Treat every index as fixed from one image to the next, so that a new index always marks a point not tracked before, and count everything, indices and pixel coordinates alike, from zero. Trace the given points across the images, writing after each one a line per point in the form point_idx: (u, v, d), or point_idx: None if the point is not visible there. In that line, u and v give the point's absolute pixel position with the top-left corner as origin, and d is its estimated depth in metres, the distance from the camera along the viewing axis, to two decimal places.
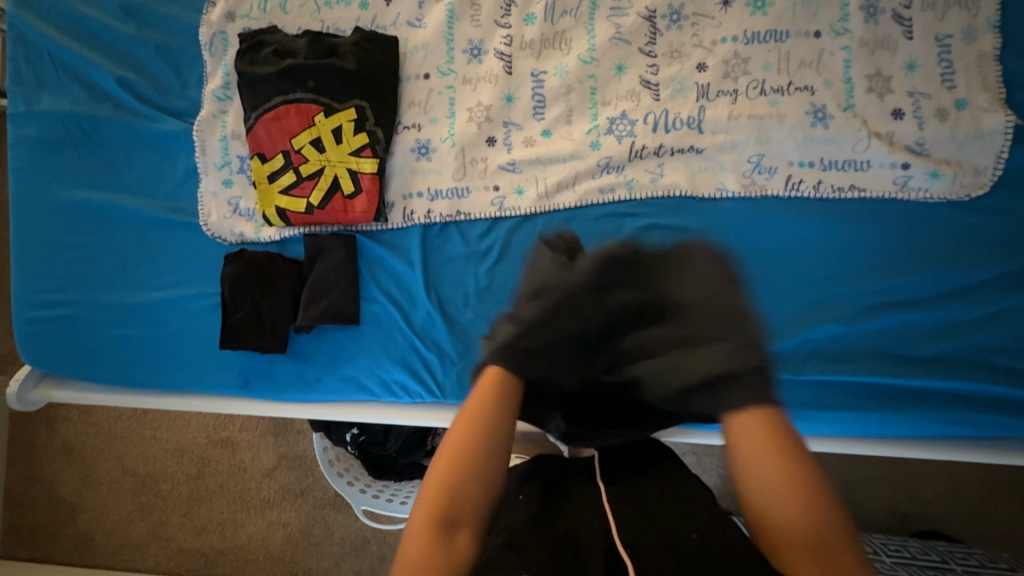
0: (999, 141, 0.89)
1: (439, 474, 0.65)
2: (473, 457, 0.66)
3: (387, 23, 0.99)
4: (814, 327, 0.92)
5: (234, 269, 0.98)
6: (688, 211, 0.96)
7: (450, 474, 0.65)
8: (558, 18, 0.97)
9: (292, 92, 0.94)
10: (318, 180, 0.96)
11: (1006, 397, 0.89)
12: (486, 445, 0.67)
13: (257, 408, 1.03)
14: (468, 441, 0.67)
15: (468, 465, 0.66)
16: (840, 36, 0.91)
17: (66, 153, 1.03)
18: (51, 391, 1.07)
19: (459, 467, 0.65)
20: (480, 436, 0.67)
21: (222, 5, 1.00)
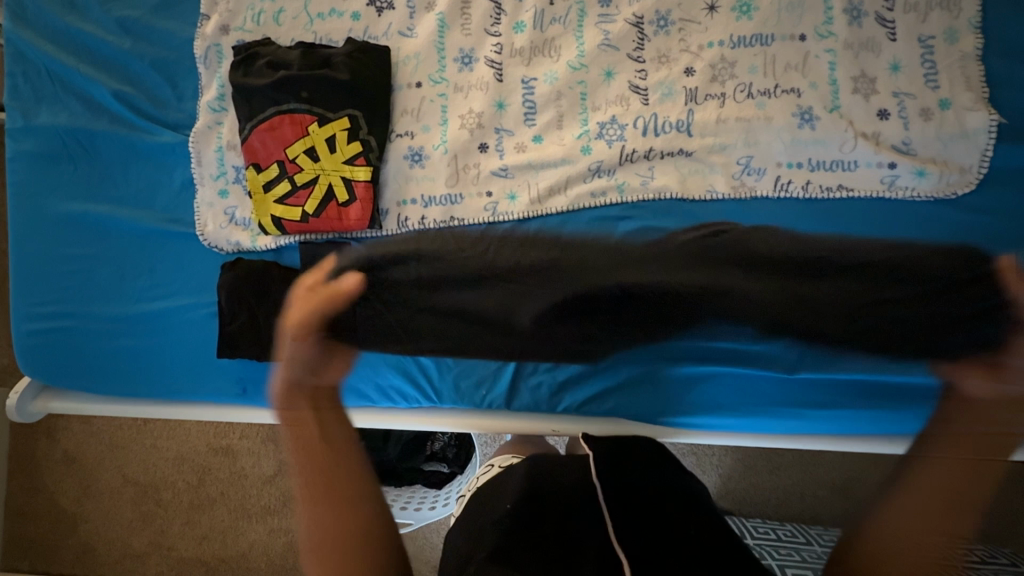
0: (984, 139, 0.90)
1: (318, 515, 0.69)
2: (323, 469, 0.71)
3: (379, 33, 1.01)
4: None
5: (231, 278, 0.99)
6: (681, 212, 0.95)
7: (322, 509, 0.70)
8: (547, 25, 0.98)
9: (286, 102, 0.95)
10: (313, 189, 0.97)
11: None
12: (321, 433, 0.73)
13: (255, 416, 1.04)
14: (311, 453, 0.72)
15: (331, 492, 0.70)
16: (825, 39, 0.93)
17: (63, 167, 1.04)
18: (51, 402, 1.07)
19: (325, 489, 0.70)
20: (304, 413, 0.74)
21: (216, 18, 1.01)
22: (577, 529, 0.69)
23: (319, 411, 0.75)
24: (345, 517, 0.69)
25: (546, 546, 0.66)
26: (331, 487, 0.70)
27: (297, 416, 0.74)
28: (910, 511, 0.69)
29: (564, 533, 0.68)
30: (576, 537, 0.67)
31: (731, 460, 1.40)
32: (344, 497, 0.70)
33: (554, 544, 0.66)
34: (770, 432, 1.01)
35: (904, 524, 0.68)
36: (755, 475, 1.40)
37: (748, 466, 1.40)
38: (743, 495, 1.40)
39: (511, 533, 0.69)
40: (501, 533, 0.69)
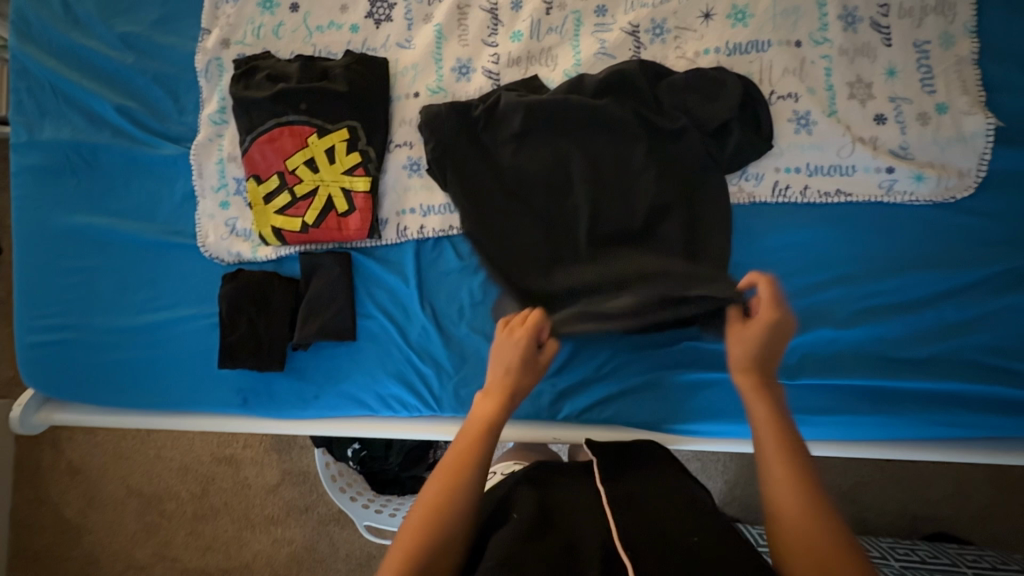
0: (982, 143, 0.90)
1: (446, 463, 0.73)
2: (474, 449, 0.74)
3: (377, 45, 1.02)
4: (806, 333, 0.93)
5: (231, 289, 1.00)
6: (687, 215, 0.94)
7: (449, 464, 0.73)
8: (544, 34, 0.99)
9: (285, 115, 0.96)
10: (313, 199, 0.98)
11: (1002, 397, 0.90)
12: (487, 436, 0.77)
13: (257, 426, 1.05)
14: (478, 432, 0.77)
15: (467, 459, 0.73)
16: (820, 45, 0.93)
17: (66, 180, 1.05)
18: (55, 414, 1.08)
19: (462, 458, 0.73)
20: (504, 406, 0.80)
21: (217, 32, 1.02)
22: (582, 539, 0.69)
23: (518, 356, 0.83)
24: (461, 504, 0.69)
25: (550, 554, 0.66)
26: (464, 466, 0.72)
27: (499, 418, 0.79)
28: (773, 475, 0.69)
29: (571, 546, 0.68)
30: (582, 548, 0.67)
31: (736, 467, 1.39)
32: (465, 492, 0.70)
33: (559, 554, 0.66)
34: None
35: (788, 499, 0.67)
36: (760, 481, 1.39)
37: (753, 473, 1.39)
38: (748, 501, 1.39)
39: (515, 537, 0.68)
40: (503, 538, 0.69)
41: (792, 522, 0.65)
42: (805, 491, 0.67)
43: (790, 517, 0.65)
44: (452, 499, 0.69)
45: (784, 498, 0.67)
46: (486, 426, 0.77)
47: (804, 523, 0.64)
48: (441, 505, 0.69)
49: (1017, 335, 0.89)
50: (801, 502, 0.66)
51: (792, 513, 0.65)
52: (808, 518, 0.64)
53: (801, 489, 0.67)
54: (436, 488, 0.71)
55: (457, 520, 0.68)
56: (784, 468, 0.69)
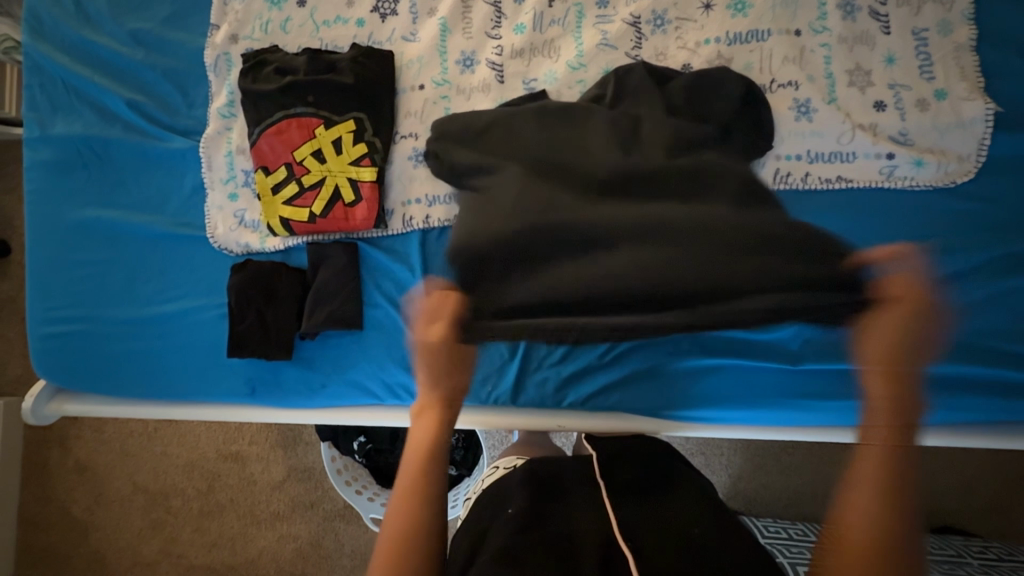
0: (981, 128, 0.91)
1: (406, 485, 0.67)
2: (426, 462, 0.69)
3: (383, 38, 1.03)
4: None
5: (239, 279, 1.01)
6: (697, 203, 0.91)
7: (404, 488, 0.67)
8: (546, 27, 1.01)
9: (293, 107, 0.98)
10: (320, 190, 0.99)
11: (1004, 380, 0.91)
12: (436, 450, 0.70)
13: (265, 416, 1.06)
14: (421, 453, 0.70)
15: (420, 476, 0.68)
16: (819, 34, 0.94)
17: (78, 174, 1.07)
18: (66, 405, 1.09)
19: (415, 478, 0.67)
20: (437, 421, 0.73)
21: (225, 28, 1.04)
22: (582, 525, 0.70)
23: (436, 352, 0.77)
24: (427, 521, 0.64)
25: (550, 538, 0.67)
26: (421, 483, 0.67)
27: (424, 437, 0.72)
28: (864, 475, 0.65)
29: (569, 530, 0.69)
30: (581, 531, 0.68)
31: (740, 459, 1.40)
32: (427, 510, 0.65)
33: (559, 539, 0.67)
34: (782, 424, 0.99)
35: (865, 499, 0.63)
36: (765, 474, 1.39)
37: (757, 466, 1.39)
38: (753, 494, 1.39)
39: (512, 530, 0.69)
40: (505, 529, 0.70)
41: (860, 522, 0.62)
42: (894, 493, 0.63)
43: (854, 523, 0.62)
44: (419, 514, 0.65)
45: (864, 489, 0.64)
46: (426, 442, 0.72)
47: (864, 532, 0.61)
48: (402, 533, 0.63)
49: (1019, 319, 0.90)
50: (883, 501, 0.63)
51: (878, 521, 0.62)
52: (888, 510, 0.62)
53: (885, 487, 0.64)
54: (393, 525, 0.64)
55: (417, 534, 0.63)
56: (880, 456, 0.66)
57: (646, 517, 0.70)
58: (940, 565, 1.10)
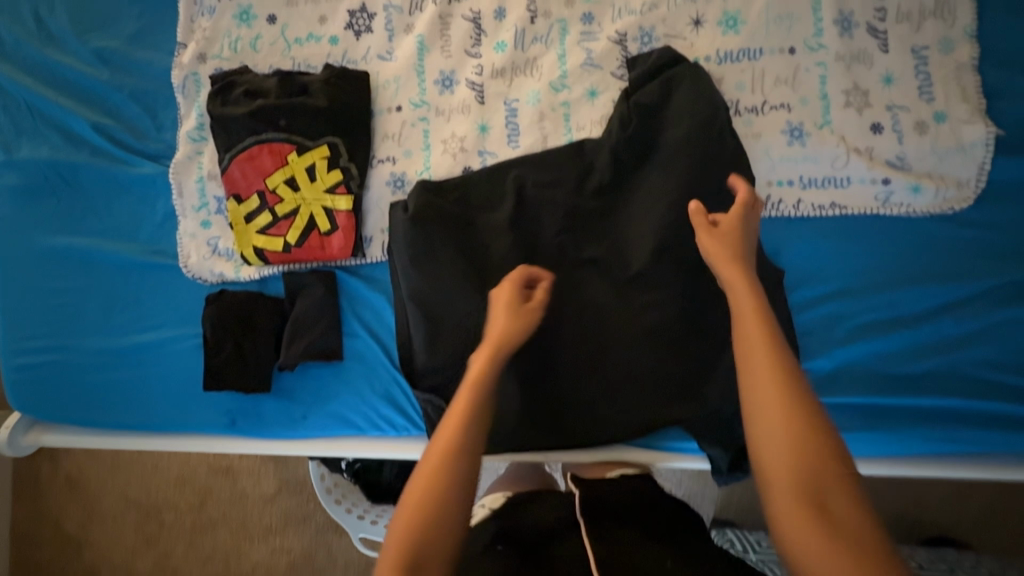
0: (982, 153, 0.87)
1: (445, 437, 0.67)
2: (468, 414, 0.68)
3: (358, 57, 0.98)
4: (814, 358, 0.92)
5: (215, 311, 0.98)
6: None
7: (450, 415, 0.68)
8: (529, 44, 0.96)
9: (264, 132, 0.93)
10: (295, 219, 0.95)
11: (1002, 414, 0.88)
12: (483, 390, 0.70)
13: (245, 447, 1.04)
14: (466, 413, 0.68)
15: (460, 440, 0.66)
16: (815, 52, 0.90)
17: (46, 201, 1.03)
18: (44, 435, 1.07)
19: (467, 412, 0.67)
20: (497, 359, 0.73)
21: (193, 47, 0.99)
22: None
23: (520, 318, 0.76)
24: (439, 505, 0.63)
25: None
26: (472, 414, 0.68)
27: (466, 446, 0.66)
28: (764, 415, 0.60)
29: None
30: None
31: None
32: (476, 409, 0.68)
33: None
34: None
35: (779, 463, 0.57)
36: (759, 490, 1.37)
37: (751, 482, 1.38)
38: (748, 509, 1.38)
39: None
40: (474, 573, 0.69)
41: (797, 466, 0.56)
42: (782, 355, 0.62)
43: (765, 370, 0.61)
44: (452, 497, 0.64)
45: (760, 388, 0.61)
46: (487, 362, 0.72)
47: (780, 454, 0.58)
48: (421, 524, 0.63)
49: (1011, 350, 0.88)
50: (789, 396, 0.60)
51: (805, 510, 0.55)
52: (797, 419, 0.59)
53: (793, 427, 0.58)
54: (451, 432, 0.67)
55: (447, 502, 0.63)
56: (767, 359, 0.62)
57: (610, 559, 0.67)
58: None
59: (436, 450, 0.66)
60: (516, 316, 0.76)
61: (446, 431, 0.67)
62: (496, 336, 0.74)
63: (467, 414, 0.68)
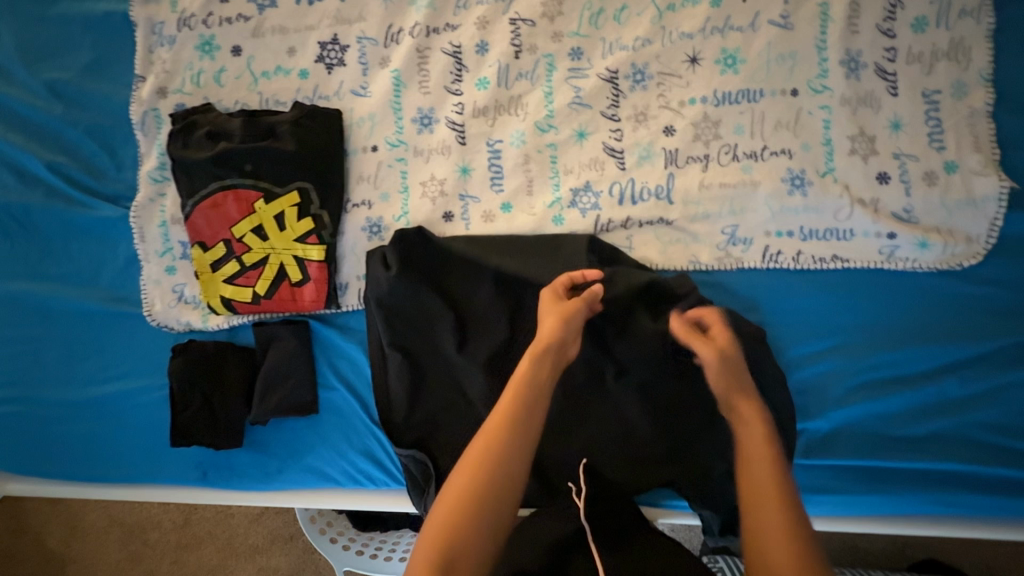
0: (994, 208, 0.81)
1: (488, 440, 0.67)
2: (517, 415, 0.68)
3: (330, 92, 0.92)
4: (810, 418, 0.88)
5: (181, 364, 0.93)
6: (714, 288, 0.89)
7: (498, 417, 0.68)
8: (513, 81, 0.89)
9: (228, 177, 0.87)
10: (264, 269, 0.89)
11: (1004, 478, 0.85)
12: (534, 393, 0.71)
13: (219, 498, 1.00)
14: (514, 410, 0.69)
15: (508, 442, 0.66)
16: (819, 94, 0.84)
17: (1, 244, 0.97)
18: (8, 484, 1.03)
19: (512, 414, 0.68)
20: (544, 363, 0.73)
21: (152, 81, 0.92)
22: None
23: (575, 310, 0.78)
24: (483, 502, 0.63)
25: None
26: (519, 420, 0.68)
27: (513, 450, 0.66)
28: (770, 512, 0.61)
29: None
30: None
31: None
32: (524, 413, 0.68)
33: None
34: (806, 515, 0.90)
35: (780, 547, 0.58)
36: None
37: None
38: None
39: None
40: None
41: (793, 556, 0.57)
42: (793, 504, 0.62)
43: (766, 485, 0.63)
44: (486, 517, 0.62)
45: (771, 512, 0.60)
46: (533, 371, 0.72)
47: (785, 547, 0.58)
48: (442, 541, 0.60)
49: (1016, 413, 0.84)
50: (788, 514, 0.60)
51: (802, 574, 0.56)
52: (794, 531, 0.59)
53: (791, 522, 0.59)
54: (494, 430, 0.67)
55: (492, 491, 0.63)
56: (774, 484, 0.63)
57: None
58: None
59: (481, 443, 0.66)
60: (565, 317, 0.77)
61: (490, 432, 0.67)
62: (543, 344, 0.75)
63: (511, 417, 0.68)
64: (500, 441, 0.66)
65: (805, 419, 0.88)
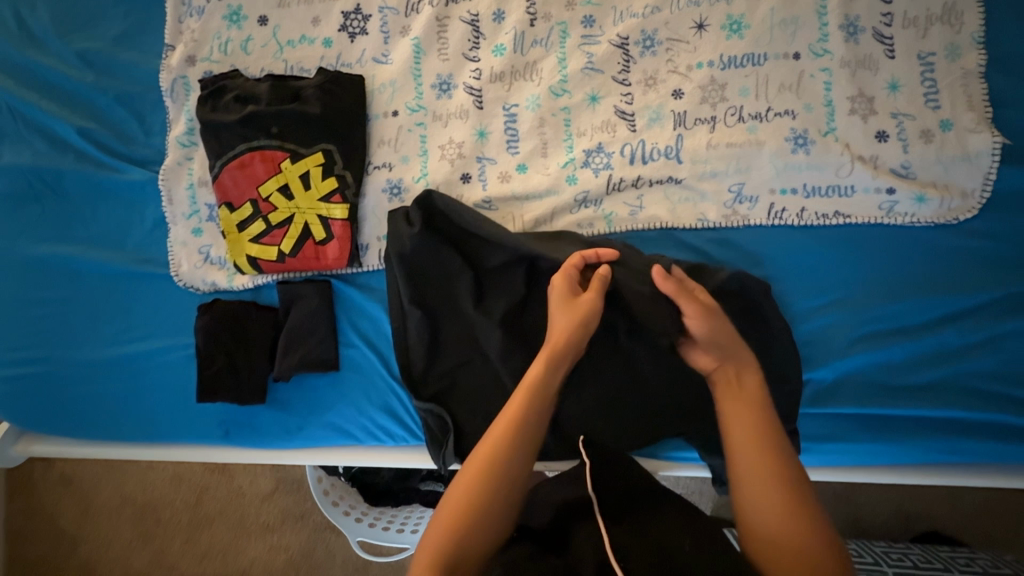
0: (987, 163, 0.86)
1: (494, 440, 0.72)
2: (522, 421, 0.73)
3: (353, 60, 0.96)
4: (815, 368, 0.91)
5: (206, 323, 0.96)
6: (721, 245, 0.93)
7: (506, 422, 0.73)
8: (528, 47, 0.93)
9: (256, 139, 0.91)
10: (289, 228, 0.93)
11: (1001, 424, 0.88)
12: (541, 397, 0.75)
13: (240, 456, 1.02)
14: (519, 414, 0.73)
15: (510, 445, 0.71)
16: (820, 57, 0.88)
17: (31, 207, 1.00)
18: (33, 445, 1.05)
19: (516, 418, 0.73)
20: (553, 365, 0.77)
21: (181, 49, 0.96)
22: (579, 558, 0.64)
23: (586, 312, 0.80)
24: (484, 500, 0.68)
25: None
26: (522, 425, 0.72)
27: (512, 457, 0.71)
28: (759, 502, 0.65)
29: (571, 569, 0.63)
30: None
31: None
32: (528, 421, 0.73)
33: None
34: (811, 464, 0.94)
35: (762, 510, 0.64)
36: None
37: None
38: None
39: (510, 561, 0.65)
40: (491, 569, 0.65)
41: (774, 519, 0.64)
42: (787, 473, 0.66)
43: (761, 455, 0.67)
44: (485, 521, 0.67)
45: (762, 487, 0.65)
46: (542, 378, 0.76)
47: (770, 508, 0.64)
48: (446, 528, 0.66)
49: (1013, 360, 0.87)
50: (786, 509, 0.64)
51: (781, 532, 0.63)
52: (791, 516, 0.63)
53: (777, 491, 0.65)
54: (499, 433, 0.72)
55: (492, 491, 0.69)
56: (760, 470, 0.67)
57: (637, 533, 0.65)
58: None
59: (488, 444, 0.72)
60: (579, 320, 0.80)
61: (495, 434, 0.72)
62: (555, 348, 0.78)
63: (516, 422, 0.72)
64: (503, 442, 0.71)
65: (809, 370, 0.91)
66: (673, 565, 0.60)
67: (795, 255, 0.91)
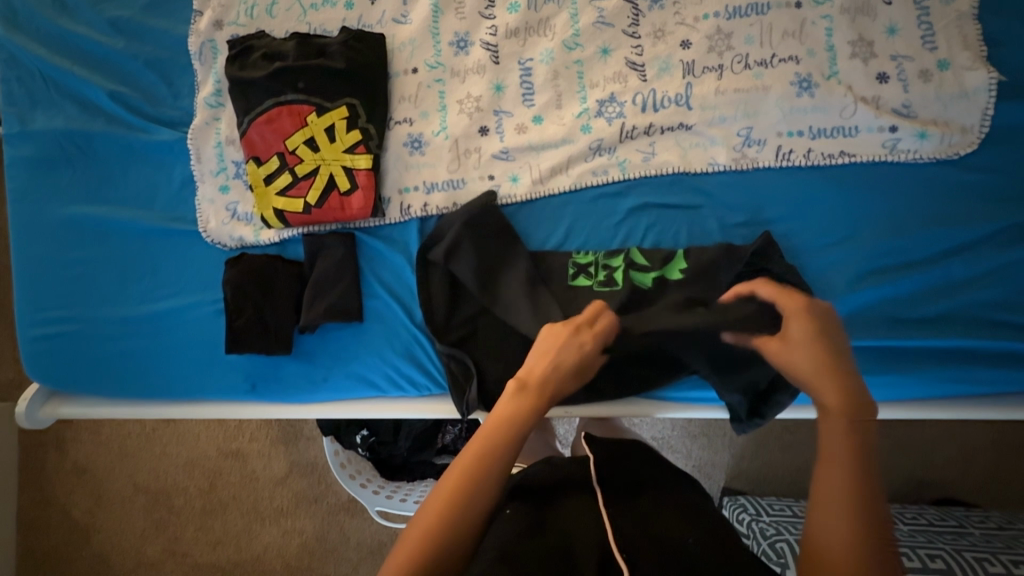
0: (984, 98, 0.90)
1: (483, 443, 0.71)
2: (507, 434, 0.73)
3: (373, 21, 1.00)
4: (827, 303, 0.93)
5: (235, 274, 0.99)
6: (733, 186, 0.96)
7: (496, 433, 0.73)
8: (541, 5, 0.98)
9: (283, 94, 0.95)
10: (314, 179, 0.96)
11: (1007, 356, 0.91)
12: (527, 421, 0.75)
13: (266, 411, 1.04)
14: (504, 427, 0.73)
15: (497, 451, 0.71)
16: (821, 5, 0.92)
17: (61, 170, 1.03)
18: (60, 408, 1.06)
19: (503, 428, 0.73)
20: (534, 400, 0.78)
21: (209, 13, 1.00)
22: (582, 539, 0.67)
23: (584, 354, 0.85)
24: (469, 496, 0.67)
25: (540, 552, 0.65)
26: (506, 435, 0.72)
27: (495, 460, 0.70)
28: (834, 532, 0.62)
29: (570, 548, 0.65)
30: (578, 551, 0.65)
31: (743, 442, 1.40)
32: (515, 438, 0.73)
33: (553, 556, 0.64)
34: None
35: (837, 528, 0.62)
36: (768, 453, 1.40)
37: (760, 446, 1.40)
38: (756, 474, 1.41)
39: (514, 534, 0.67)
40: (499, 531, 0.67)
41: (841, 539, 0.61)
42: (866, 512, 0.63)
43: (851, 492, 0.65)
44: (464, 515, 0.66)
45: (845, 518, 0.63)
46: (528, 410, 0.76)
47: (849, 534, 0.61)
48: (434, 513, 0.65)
49: (1016, 290, 0.90)
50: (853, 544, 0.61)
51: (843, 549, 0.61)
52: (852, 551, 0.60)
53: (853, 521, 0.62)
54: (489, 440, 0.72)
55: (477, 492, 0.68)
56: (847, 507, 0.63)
57: (636, 525, 0.68)
58: (943, 534, 1.13)
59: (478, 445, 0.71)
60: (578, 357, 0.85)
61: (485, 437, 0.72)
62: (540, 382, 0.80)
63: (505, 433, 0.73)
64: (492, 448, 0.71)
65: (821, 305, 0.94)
66: (677, 553, 0.64)
67: (804, 196, 0.95)
